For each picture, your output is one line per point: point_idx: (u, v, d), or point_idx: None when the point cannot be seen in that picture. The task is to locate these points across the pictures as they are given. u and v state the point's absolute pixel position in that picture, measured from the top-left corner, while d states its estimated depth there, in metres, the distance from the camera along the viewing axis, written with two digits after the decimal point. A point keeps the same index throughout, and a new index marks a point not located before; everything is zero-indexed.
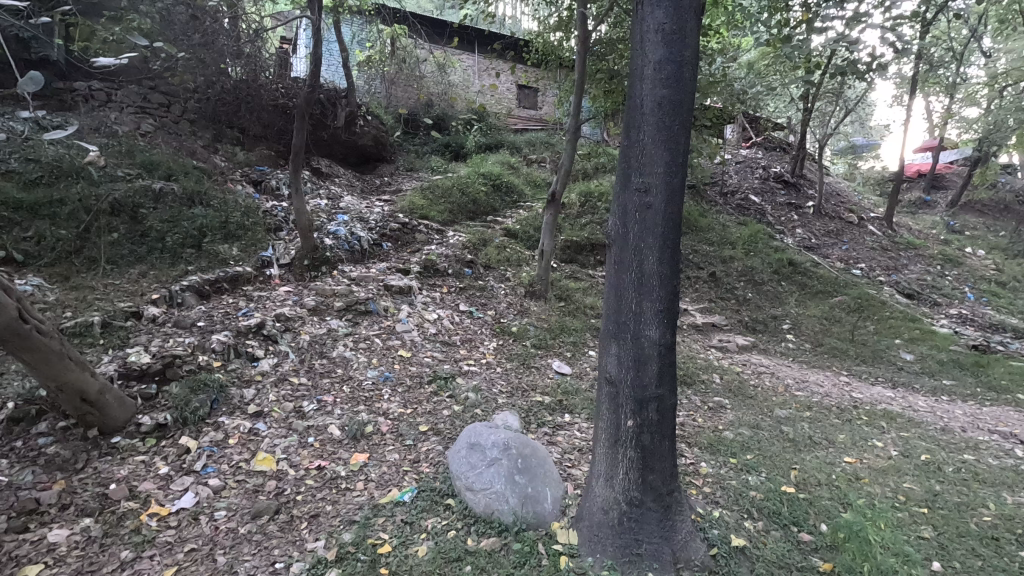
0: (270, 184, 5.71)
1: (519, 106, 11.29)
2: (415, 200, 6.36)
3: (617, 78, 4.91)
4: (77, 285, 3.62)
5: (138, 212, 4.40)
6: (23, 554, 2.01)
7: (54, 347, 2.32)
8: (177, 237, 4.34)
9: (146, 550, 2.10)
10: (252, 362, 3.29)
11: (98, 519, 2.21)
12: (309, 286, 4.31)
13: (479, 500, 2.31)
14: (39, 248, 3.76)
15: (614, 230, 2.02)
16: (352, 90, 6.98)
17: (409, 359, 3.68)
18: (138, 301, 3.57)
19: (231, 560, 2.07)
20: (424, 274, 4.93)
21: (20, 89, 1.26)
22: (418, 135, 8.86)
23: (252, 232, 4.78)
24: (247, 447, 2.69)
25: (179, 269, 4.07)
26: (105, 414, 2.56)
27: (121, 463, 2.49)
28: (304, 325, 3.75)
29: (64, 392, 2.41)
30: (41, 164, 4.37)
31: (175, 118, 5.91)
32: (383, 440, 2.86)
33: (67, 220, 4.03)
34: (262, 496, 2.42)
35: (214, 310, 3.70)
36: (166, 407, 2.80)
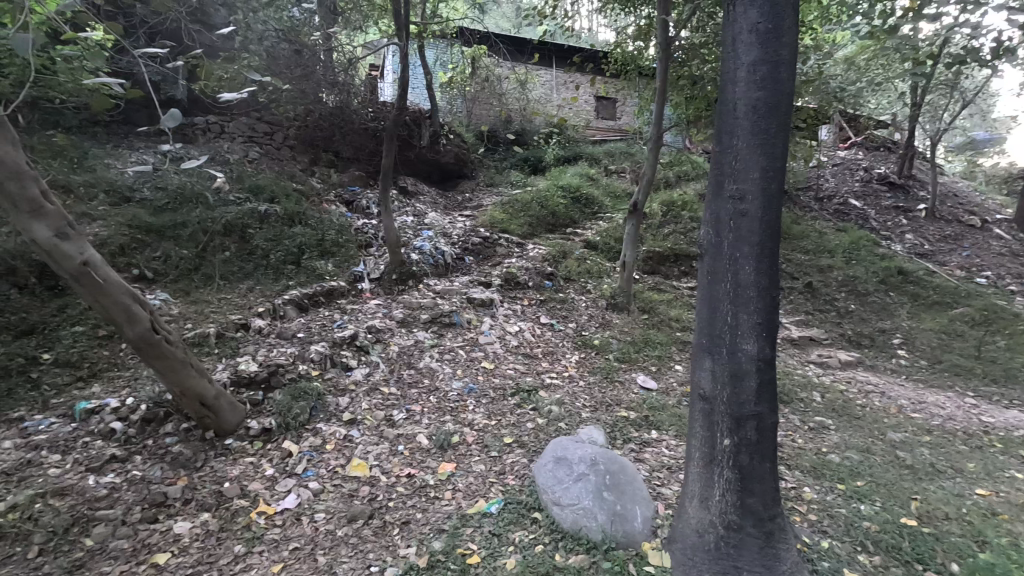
0: (361, 204, 6.04)
1: (597, 117, 11.26)
2: (496, 215, 6.47)
3: (700, 83, 4.77)
4: (196, 299, 4.00)
5: (246, 233, 4.79)
6: (154, 542, 2.23)
7: (179, 355, 2.58)
8: (280, 254, 4.69)
9: (256, 545, 2.26)
10: (347, 371, 3.47)
11: (215, 514, 2.40)
12: (397, 299, 4.49)
13: (566, 514, 2.30)
14: (166, 267, 4.20)
15: (706, 239, 1.94)
16: (435, 110, 7.27)
17: (492, 371, 3.73)
18: (247, 314, 3.89)
19: (330, 561, 2.19)
20: (506, 287, 4.99)
21: (162, 124, 1.60)
22: (498, 151, 9.03)
23: (345, 248, 5.08)
24: (343, 453, 2.83)
25: (282, 284, 4.40)
26: (220, 417, 2.78)
27: (233, 463, 2.69)
28: (393, 336, 3.91)
29: (186, 397, 2.65)
30: (167, 192, 4.90)
31: (278, 144, 6.43)
32: (469, 451, 2.90)
33: (188, 242, 4.47)
34: (357, 500, 2.53)
35: (313, 322, 3.96)
36: (271, 413, 3.00)
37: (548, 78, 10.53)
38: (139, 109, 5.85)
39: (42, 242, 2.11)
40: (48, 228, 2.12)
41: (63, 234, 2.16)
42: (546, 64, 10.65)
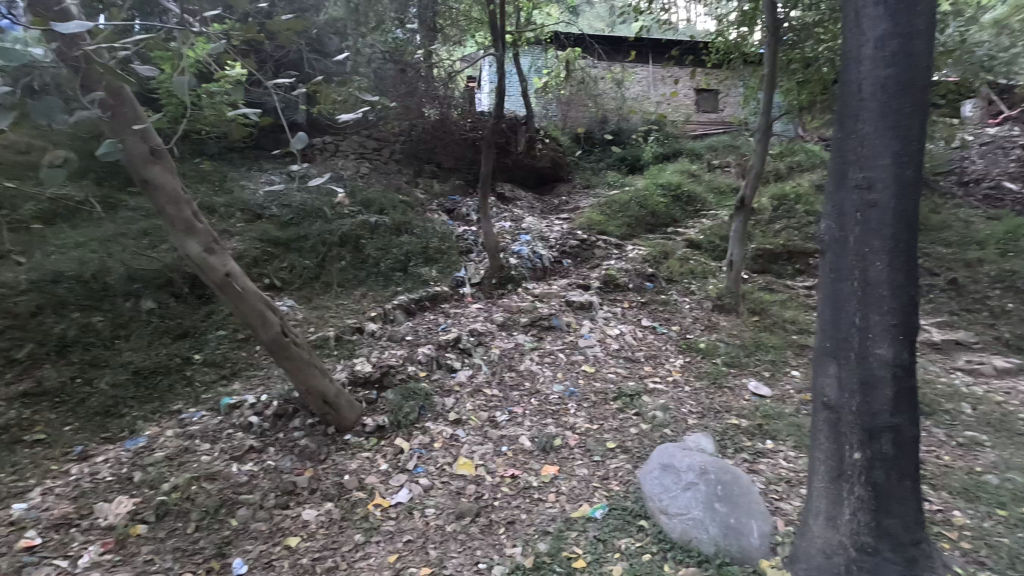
0: (461, 211, 6.25)
1: (698, 110, 10.79)
2: (593, 216, 6.40)
3: (814, 65, 4.40)
4: (317, 305, 4.36)
5: (359, 243, 5.15)
6: (287, 526, 2.46)
7: (304, 355, 2.82)
8: (389, 262, 4.98)
9: (374, 536, 2.42)
10: (452, 373, 3.60)
11: (337, 504, 2.59)
12: (498, 303, 4.60)
13: (674, 524, 2.22)
14: (291, 276, 4.62)
15: (827, 234, 1.78)
16: (531, 115, 7.36)
17: (593, 375, 3.68)
18: (361, 318, 4.17)
19: (441, 556, 2.29)
20: (605, 289, 4.91)
21: (293, 147, 1.90)
22: (594, 152, 8.94)
23: (447, 254, 5.29)
24: (450, 451, 2.94)
25: (391, 290, 4.67)
26: (340, 414, 2.99)
27: (352, 457, 2.88)
28: (495, 339, 3.99)
29: (311, 395, 2.88)
30: (292, 208, 5.39)
31: (385, 159, 6.84)
32: (572, 455, 2.89)
33: (310, 253, 4.89)
34: (464, 498, 2.62)
35: (419, 325, 4.16)
36: (384, 411, 3.17)
37: (645, 74, 10.28)
38: (268, 135, 6.50)
39: (194, 257, 2.42)
40: (198, 244, 2.42)
41: (210, 249, 2.45)
42: (641, 61, 10.38)
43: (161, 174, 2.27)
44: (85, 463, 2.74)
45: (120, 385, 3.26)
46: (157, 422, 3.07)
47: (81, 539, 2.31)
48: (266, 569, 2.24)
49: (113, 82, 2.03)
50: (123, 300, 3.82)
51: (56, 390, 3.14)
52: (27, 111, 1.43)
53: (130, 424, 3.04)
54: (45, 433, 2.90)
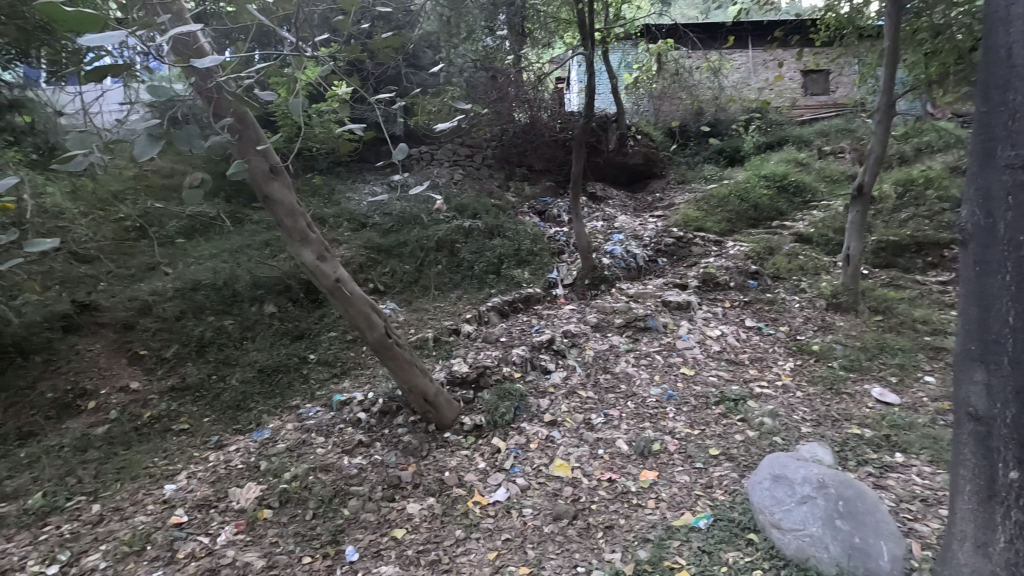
0: (553, 213, 6.26)
1: (806, 94, 10.00)
2: (690, 212, 6.14)
3: (946, 33, 3.91)
4: (417, 307, 4.56)
5: (455, 247, 5.32)
6: (393, 518, 2.58)
7: (406, 356, 2.95)
8: (483, 265, 5.10)
9: (474, 532, 2.48)
10: (546, 374, 3.61)
11: (439, 499, 2.68)
12: (591, 304, 4.54)
13: (788, 540, 2.09)
14: (393, 280, 4.87)
15: (971, 221, 1.49)
16: (622, 112, 7.21)
17: (693, 378, 3.52)
18: (458, 320, 4.30)
19: (539, 556, 2.30)
20: (704, 288, 4.69)
21: (395, 157, 2.07)
22: (689, 146, 8.59)
23: (539, 256, 5.32)
24: (546, 453, 2.95)
25: (485, 292, 4.78)
26: (440, 413, 3.09)
27: (452, 454, 2.97)
28: (589, 341, 3.95)
29: (412, 394, 3.01)
30: (392, 216, 5.68)
31: (477, 165, 7.02)
32: (672, 460, 2.79)
33: (409, 258, 5.13)
34: (561, 499, 2.61)
35: (513, 327, 4.21)
36: (481, 411, 3.24)
37: (744, 60, 9.71)
38: (370, 148, 6.92)
39: (308, 264, 2.62)
40: (311, 253, 2.62)
41: (322, 257, 2.65)
42: (740, 46, 9.81)
43: (280, 190, 2.49)
44: (220, 451, 3.06)
45: (248, 381, 3.61)
46: (279, 416, 3.36)
47: (218, 519, 2.57)
48: (375, 558, 2.37)
49: (239, 108, 2.25)
50: (249, 305, 4.23)
51: (197, 385, 3.54)
52: (172, 139, 1.62)
53: (256, 417, 3.35)
54: (188, 423, 3.27)
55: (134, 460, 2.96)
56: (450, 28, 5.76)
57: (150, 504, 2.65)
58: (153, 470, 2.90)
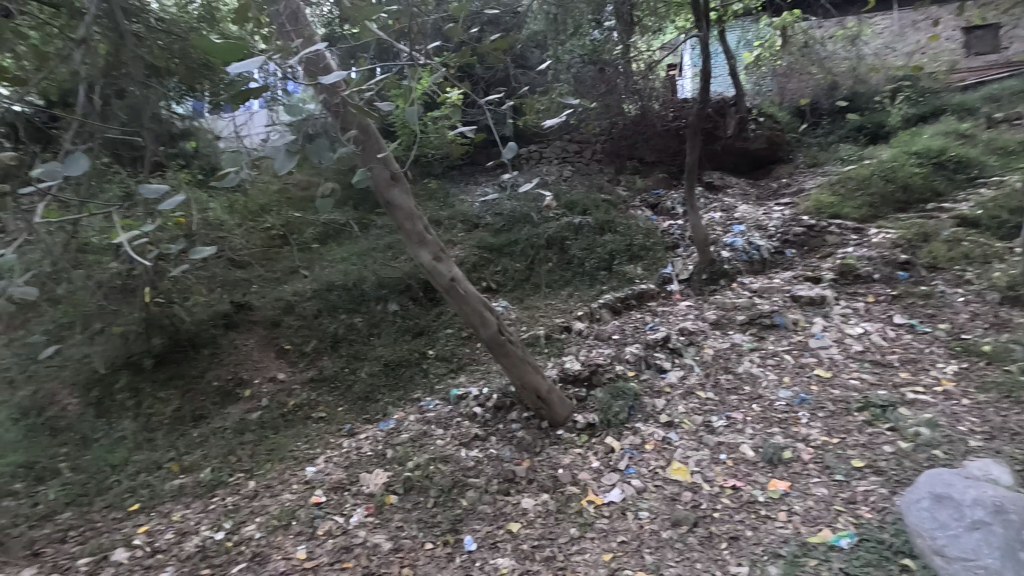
0: (666, 205, 6.01)
1: (968, 54, 8.62)
2: (823, 198, 5.57)
3: None
4: (528, 305, 4.62)
5: (565, 245, 5.30)
6: (509, 512, 2.63)
7: (518, 352, 2.99)
8: (593, 261, 5.03)
9: (589, 532, 2.46)
10: (661, 374, 3.46)
11: (553, 496, 2.69)
12: (710, 300, 4.29)
13: (956, 571, 1.84)
14: (505, 279, 4.98)
15: None
16: (741, 94, 6.73)
17: (829, 381, 3.19)
18: (569, 318, 4.28)
19: (657, 562, 2.24)
20: (841, 282, 4.23)
21: (505, 157, 2.14)
22: (821, 125, 7.79)
23: (652, 251, 5.14)
24: (663, 454, 2.83)
25: (597, 289, 4.72)
26: (552, 410, 3.10)
27: (565, 452, 2.97)
28: (707, 339, 3.73)
29: (525, 390, 3.04)
30: (503, 216, 5.74)
31: (587, 160, 6.95)
32: (806, 470, 2.55)
33: (520, 256, 5.20)
34: (680, 505, 2.51)
35: (626, 324, 4.10)
36: (595, 409, 3.19)
37: (889, 23, 8.60)
38: (481, 151, 7.12)
39: (426, 265, 2.76)
40: (429, 254, 2.75)
41: (438, 258, 2.78)
42: (883, 8, 8.70)
43: (400, 195, 2.65)
44: (352, 438, 3.32)
45: (375, 374, 3.88)
46: (403, 408, 3.57)
47: (351, 502, 2.78)
48: (492, 549, 2.43)
49: (363, 120, 2.42)
50: (375, 304, 4.55)
51: (332, 377, 3.89)
52: (306, 153, 1.78)
53: (382, 408, 3.59)
54: (325, 412, 3.59)
55: (281, 443, 3.31)
56: (558, 26, 5.57)
57: (294, 484, 2.95)
58: (297, 453, 3.23)
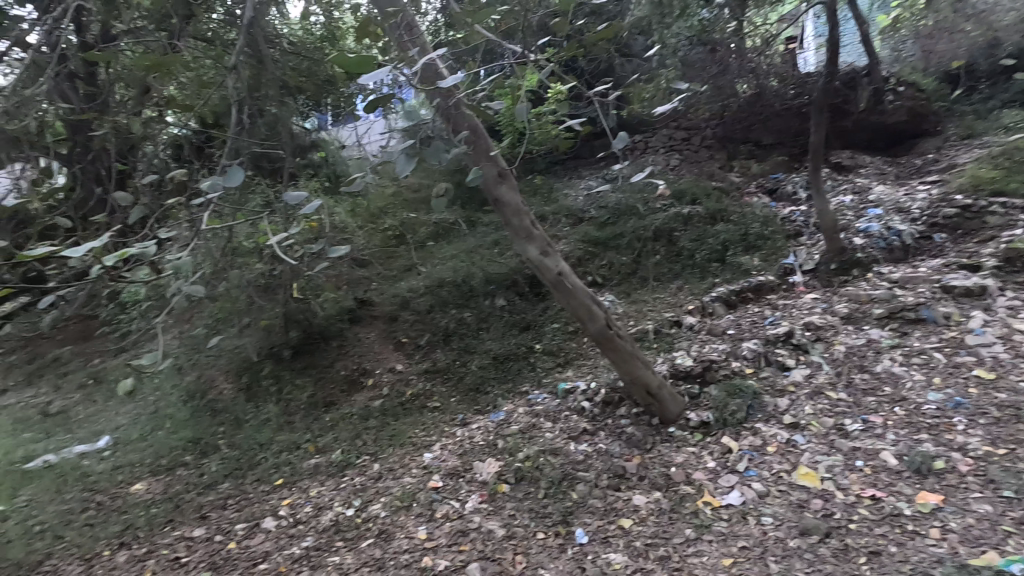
0: (786, 190, 5.57)
1: None
2: (981, 173, 4.85)
3: None
4: (635, 299, 4.51)
5: (673, 236, 5.10)
6: (620, 508, 2.60)
7: (627, 347, 2.94)
8: (705, 252, 4.80)
9: (706, 534, 2.36)
10: (784, 371, 3.22)
11: (666, 494, 2.62)
12: (840, 292, 3.92)
13: None
14: (611, 272, 4.90)
15: None
16: (876, 62, 6.04)
17: (993, 383, 2.78)
18: (679, 312, 4.12)
19: (784, 571, 2.09)
20: (1006, 269, 3.65)
21: (615, 147, 2.18)
22: (978, 89, 6.77)
23: (771, 241, 4.80)
24: (788, 458, 2.65)
25: (709, 282, 4.49)
26: (663, 406, 3.01)
27: (678, 450, 2.87)
28: (838, 335, 3.41)
29: (635, 385, 2.98)
30: (608, 210, 5.65)
31: (696, 147, 6.64)
32: (964, 484, 2.26)
33: (626, 249, 5.08)
34: (809, 513, 2.33)
35: (743, 319, 3.86)
36: (709, 407, 3.05)
37: None
38: (584, 144, 7.07)
39: (534, 259, 2.79)
40: (536, 249, 2.78)
41: (545, 252, 2.80)
42: None
43: (507, 192, 2.70)
44: (465, 428, 3.45)
45: (484, 367, 4.02)
46: (512, 400, 3.66)
47: (466, 488, 2.90)
48: (604, 544, 2.42)
49: (473, 121, 2.51)
50: (483, 299, 4.70)
51: (445, 369, 4.08)
52: (424, 155, 1.88)
53: (493, 400, 3.71)
54: (439, 402, 3.78)
55: (401, 430, 3.53)
56: (664, 9, 5.19)
57: (414, 468, 3.14)
58: (416, 440, 3.43)
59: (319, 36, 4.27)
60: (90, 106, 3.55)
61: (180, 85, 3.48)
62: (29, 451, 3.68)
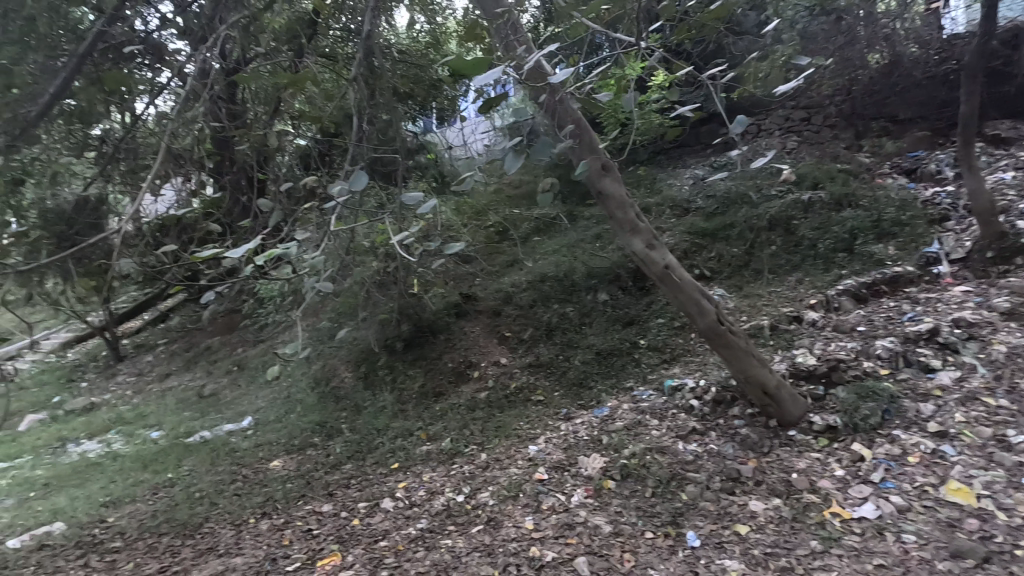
0: (928, 169, 4.96)
1: None
2: None
3: None
4: (749, 293, 4.24)
5: (791, 225, 4.74)
6: (734, 513, 2.47)
7: (741, 344, 2.77)
8: (829, 242, 4.40)
9: (834, 547, 2.18)
10: (928, 373, 2.88)
11: (786, 502, 2.44)
12: (998, 284, 3.43)
13: None
14: (721, 265, 4.65)
15: None
16: None
17: None
18: (799, 306, 3.83)
19: None
20: None
21: (733, 132, 2.07)
22: None
23: (910, 227, 4.30)
24: (933, 471, 2.38)
25: (834, 273, 4.12)
26: (782, 408, 2.81)
27: (800, 455, 2.67)
28: (997, 333, 2.98)
29: (750, 384, 2.80)
30: (717, 199, 5.37)
31: (817, 127, 6.11)
32: None
33: (737, 240, 4.80)
34: (962, 534, 2.09)
35: (875, 314, 3.49)
36: (836, 410, 2.80)
37: None
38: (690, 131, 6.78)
39: (639, 253, 2.73)
40: (642, 242, 2.71)
41: (651, 245, 2.72)
42: None
43: (611, 184, 2.65)
44: (569, 422, 3.46)
45: (588, 362, 3.99)
46: (616, 396, 3.60)
47: (571, 482, 2.91)
48: (718, 549, 2.31)
49: (576, 115, 2.49)
50: (585, 294, 4.68)
51: (548, 363, 4.11)
52: (531, 152, 1.89)
53: (596, 395, 3.68)
54: (543, 396, 3.82)
55: (506, 422, 3.62)
56: None
57: (520, 460, 3.20)
58: (520, 432, 3.49)
59: (424, 43, 4.47)
60: (235, 123, 4.00)
61: (308, 98, 3.80)
62: (189, 428, 4.24)
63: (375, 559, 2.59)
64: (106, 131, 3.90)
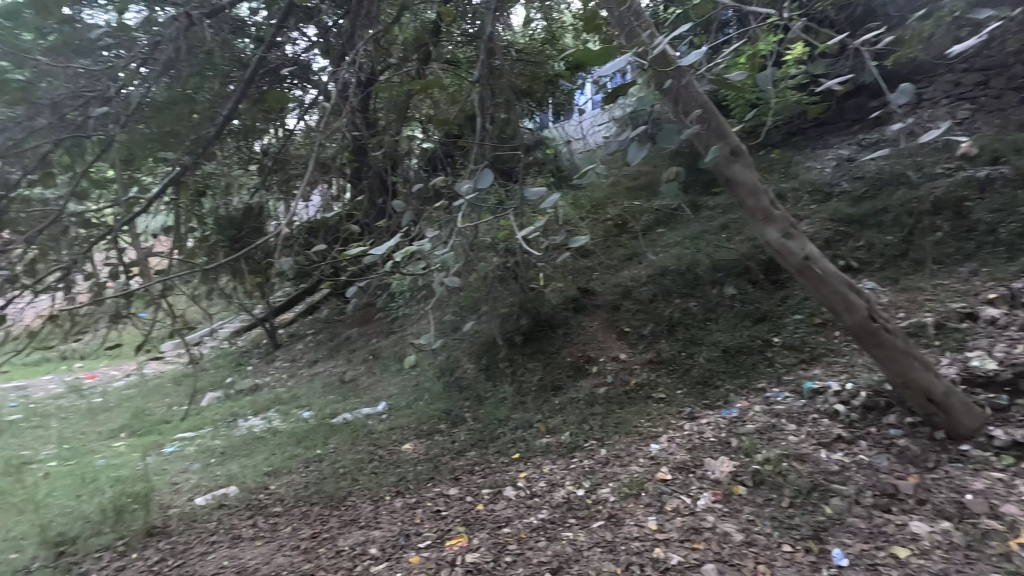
0: None
1: None
2: None
3: None
4: (907, 286, 3.74)
5: (962, 207, 4.11)
6: (891, 533, 2.20)
7: (899, 344, 2.46)
8: (1014, 226, 3.75)
9: None
10: None
11: (958, 526, 2.14)
12: None
13: None
14: (871, 255, 4.15)
15: None
16: None
17: None
18: (973, 302, 3.31)
19: None
20: None
21: (897, 103, 1.80)
22: None
23: None
24: None
25: (1021, 263, 3.49)
26: (952, 419, 2.46)
27: (975, 474, 2.33)
28: None
29: (910, 390, 2.49)
30: (866, 180, 4.81)
31: (998, 91, 5.21)
32: None
33: (892, 227, 4.26)
34: None
35: None
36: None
37: None
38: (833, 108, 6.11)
39: (774, 243, 2.52)
40: (777, 231, 2.51)
41: (788, 234, 2.50)
42: None
43: (742, 170, 2.48)
44: (693, 422, 3.31)
45: (714, 360, 3.78)
46: (746, 397, 3.37)
47: (697, 484, 2.78)
48: (870, 572, 2.07)
49: (703, 97, 2.35)
50: (711, 288, 4.44)
51: (670, 359, 3.96)
52: (656, 141, 1.82)
53: (724, 395, 3.47)
54: (665, 394, 3.69)
55: (626, 419, 3.55)
56: None
57: (641, 458, 3.12)
58: (641, 429, 3.41)
59: (541, 40, 4.50)
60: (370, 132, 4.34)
61: (434, 104, 4.01)
62: (333, 410, 4.69)
63: (498, 544, 2.67)
64: (266, 145, 4.44)
